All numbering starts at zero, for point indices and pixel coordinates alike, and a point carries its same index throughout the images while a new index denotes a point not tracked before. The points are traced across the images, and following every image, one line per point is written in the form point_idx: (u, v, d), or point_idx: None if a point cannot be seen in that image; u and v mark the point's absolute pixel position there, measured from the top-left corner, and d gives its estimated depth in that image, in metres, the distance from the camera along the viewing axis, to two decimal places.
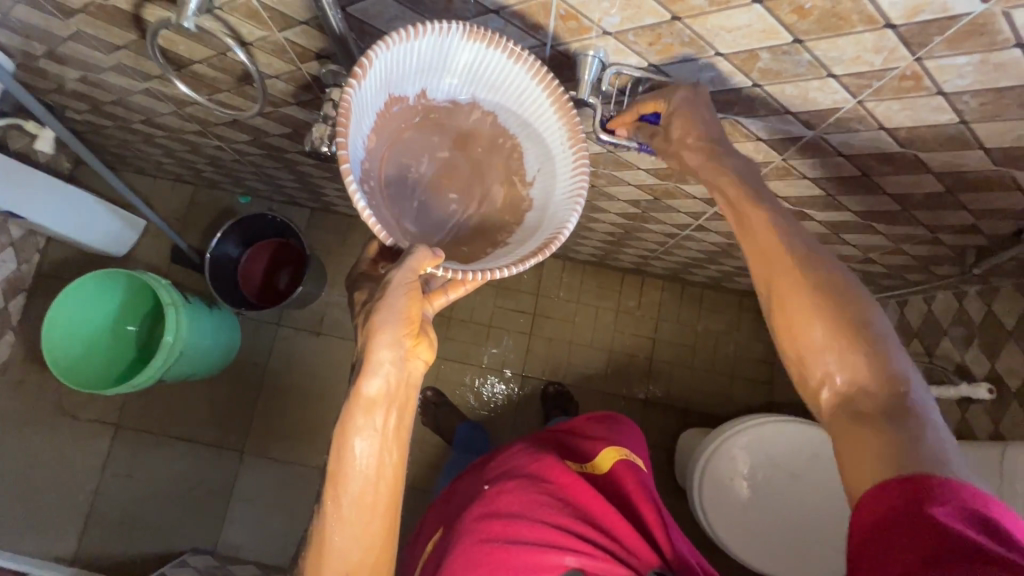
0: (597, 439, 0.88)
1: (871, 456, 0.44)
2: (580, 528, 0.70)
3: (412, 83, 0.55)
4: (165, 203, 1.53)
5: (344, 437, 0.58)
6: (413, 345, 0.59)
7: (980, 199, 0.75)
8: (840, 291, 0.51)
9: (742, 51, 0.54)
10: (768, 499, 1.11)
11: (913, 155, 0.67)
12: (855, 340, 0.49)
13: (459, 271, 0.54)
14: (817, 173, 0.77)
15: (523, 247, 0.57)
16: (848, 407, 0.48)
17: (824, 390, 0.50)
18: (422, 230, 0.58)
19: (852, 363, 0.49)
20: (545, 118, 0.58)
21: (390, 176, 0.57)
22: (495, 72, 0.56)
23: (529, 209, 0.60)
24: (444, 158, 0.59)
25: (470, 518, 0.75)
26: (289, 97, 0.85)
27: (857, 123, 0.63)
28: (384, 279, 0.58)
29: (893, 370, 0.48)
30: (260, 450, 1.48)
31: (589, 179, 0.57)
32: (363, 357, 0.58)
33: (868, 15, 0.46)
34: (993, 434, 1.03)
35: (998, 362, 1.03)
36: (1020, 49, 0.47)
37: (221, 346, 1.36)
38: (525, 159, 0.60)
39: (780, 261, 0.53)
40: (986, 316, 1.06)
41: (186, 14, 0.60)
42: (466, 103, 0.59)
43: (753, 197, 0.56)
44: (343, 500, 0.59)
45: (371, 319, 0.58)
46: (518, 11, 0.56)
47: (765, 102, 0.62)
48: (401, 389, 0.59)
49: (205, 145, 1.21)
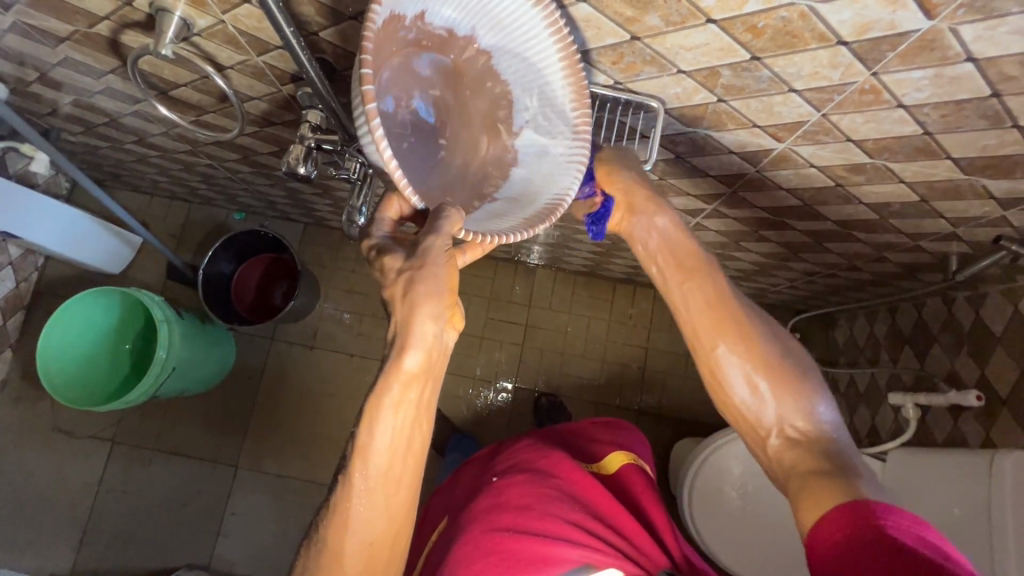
0: (607, 444, 0.87)
1: (814, 489, 0.50)
2: (594, 524, 0.67)
3: (416, 2, 0.49)
4: (160, 220, 1.55)
5: (374, 410, 0.51)
6: (451, 317, 0.53)
7: (955, 207, 0.75)
8: (762, 336, 0.59)
9: (704, 68, 0.55)
10: (758, 509, 1.10)
11: (883, 165, 0.67)
12: (781, 380, 0.57)
13: (478, 235, 0.54)
14: (792, 184, 0.78)
15: (520, 208, 0.59)
16: (796, 450, 0.54)
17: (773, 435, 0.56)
18: (416, 176, 0.55)
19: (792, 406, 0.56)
20: (551, 67, 0.54)
21: (385, 110, 0.52)
22: (506, 11, 0.51)
23: (516, 162, 0.60)
24: (433, 97, 0.56)
25: (481, 509, 0.72)
26: (272, 117, 0.87)
27: (825, 135, 0.63)
28: (421, 244, 0.53)
29: (811, 407, 0.56)
30: (254, 465, 1.49)
31: (591, 144, 0.58)
32: (402, 328, 0.51)
33: (820, 32, 0.47)
34: (984, 441, 1.02)
35: (987, 369, 1.02)
36: (973, 63, 0.47)
37: (213, 363, 1.38)
38: (517, 107, 0.58)
39: (707, 300, 0.61)
40: (976, 322, 1.05)
41: (164, 42, 0.63)
42: (462, 36, 0.54)
43: (684, 242, 0.63)
44: (368, 476, 0.53)
45: (413, 288, 0.51)
46: None
47: (732, 117, 0.63)
48: (439, 362, 0.53)
49: (197, 164, 1.23)
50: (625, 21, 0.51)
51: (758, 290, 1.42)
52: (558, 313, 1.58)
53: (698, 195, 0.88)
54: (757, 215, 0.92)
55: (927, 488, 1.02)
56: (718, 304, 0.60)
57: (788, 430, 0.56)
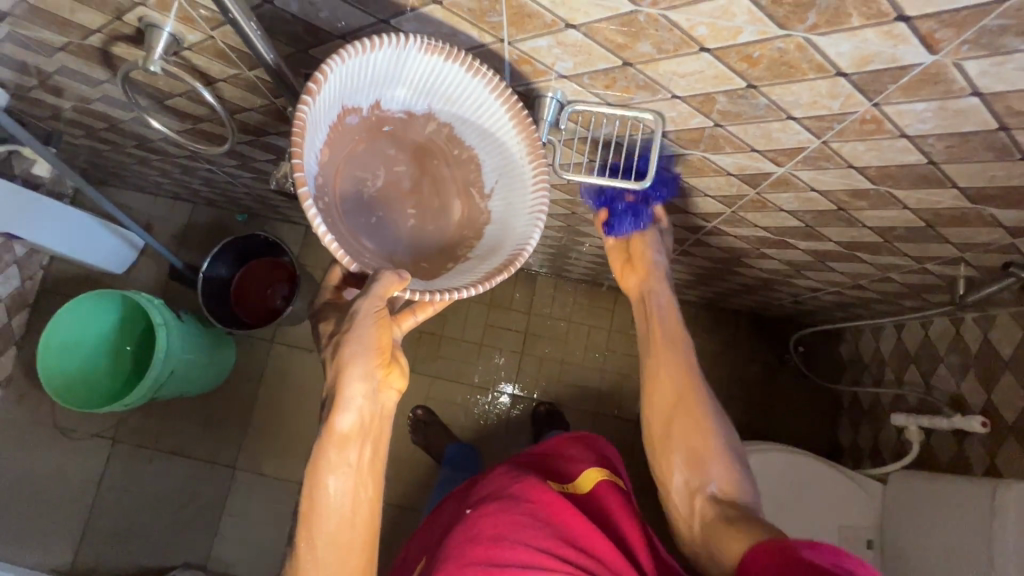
0: (582, 461, 0.86)
1: (738, 546, 0.61)
2: (566, 551, 0.67)
3: (366, 95, 0.54)
4: (163, 220, 1.56)
5: (316, 474, 0.57)
6: (385, 375, 0.58)
7: (962, 233, 0.73)
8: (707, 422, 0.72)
9: (698, 94, 0.53)
10: None
11: (886, 191, 0.65)
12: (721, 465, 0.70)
13: (424, 294, 0.54)
14: (792, 207, 0.76)
15: (485, 265, 0.58)
16: (719, 510, 0.66)
17: (697, 496, 0.69)
18: (382, 247, 0.59)
19: (716, 480, 0.69)
20: (502, 129, 0.57)
21: (346, 191, 0.57)
22: (452, 85, 0.55)
23: (488, 223, 0.61)
24: (399, 172, 0.60)
25: (453, 542, 0.71)
26: (267, 127, 0.86)
27: (825, 161, 0.61)
28: (351, 310, 0.58)
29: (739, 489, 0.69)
30: (252, 467, 1.50)
31: (549, 196, 0.57)
32: (335, 392, 0.57)
33: (818, 64, 0.45)
34: (989, 468, 1.00)
35: (994, 393, 1.00)
36: (978, 98, 0.45)
37: (213, 364, 1.38)
38: (484, 170, 0.60)
39: (676, 387, 0.73)
40: (983, 344, 1.03)
41: (153, 58, 0.63)
42: (421, 115, 0.58)
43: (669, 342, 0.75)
44: (318, 537, 0.58)
45: (340, 353, 0.57)
46: (492, 50, 0.55)
47: (729, 141, 0.61)
48: (375, 420, 0.58)
49: (198, 168, 1.23)
50: (616, 47, 0.49)
51: (761, 303, 1.39)
52: (558, 321, 1.56)
53: (696, 214, 0.87)
54: (757, 234, 0.90)
55: (929, 513, 0.99)
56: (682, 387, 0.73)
57: (705, 490, 0.69)
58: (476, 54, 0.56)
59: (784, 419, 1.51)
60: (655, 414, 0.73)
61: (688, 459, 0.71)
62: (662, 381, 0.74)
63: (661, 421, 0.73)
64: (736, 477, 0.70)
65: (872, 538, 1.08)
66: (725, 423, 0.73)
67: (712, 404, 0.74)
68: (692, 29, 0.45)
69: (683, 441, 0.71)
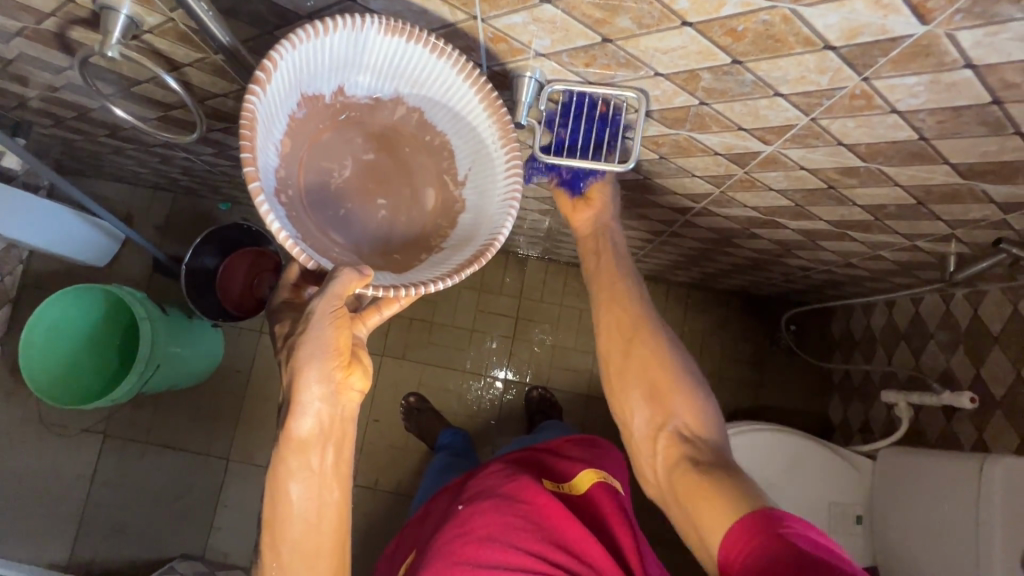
0: (577, 460, 0.86)
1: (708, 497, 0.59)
2: (556, 555, 0.67)
3: (327, 81, 0.53)
4: (144, 211, 1.52)
5: (279, 481, 0.59)
6: (344, 377, 0.58)
7: (952, 210, 0.71)
8: (669, 364, 0.71)
9: (682, 71, 0.51)
10: None
11: (877, 169, 0.64)
12: (680, 391, 0.70)
13: (390, 289, 0.52)
14: (782, 186, 0.74)
15: (456, 256, 0.56)
16: (679, 450, 0.66)
17: (659, 437, 0.69)
18: (351, 242, 0.57)
19: (680, 416, 0.69)
20: (473, 114, 0.55)
21: (310, 184, 0.55)
22: (417, 66, 0.53)
23: (462, 211, 0.59)
24: (368, 161, 0.58)
25: (443, 539, 0.72)
26: (240, 113, 0.83)
27: (815, 139, 0.59)
28: (307, 310, 0.57)
29: (703, 425, 0.68)
30: (246, 458, 1.49)
31: (523, 182, 0.56)
32: (291, 400, 0.57)
33: (805, 37, 0.43)
34: (977, 442, 1.01)
35: (983, 369, 1.00)
36: (971, 70, 0.43)
37: (200, 356, 1.37)
38: (457, 157, 0.58)
39: (636, 326, 0.72)
40: (973, 319, 1.03)
41: (111, 43, 0.58)
42: (389, 100, 0.56)
43: (622, 276, 0.74)
44: (281, 542, 0.60)
45: (296, 355, 0.57)
46: (455, 30, 0.53)
47: (716, 120, 0.59)
48: (335, 424, 0.59)
49: (175, 157, 1.20)
50: (595, 23, 0.47)
51: (751, 282, 1.38)
52: (550, 305, 1.55)
53: (685, 195, 0.85)
54: (747, 214, 0.89)
55: (917, 490, 1.00)
56: (637, 327, 0.72)
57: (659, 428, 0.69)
58: (447, 33, 0.54)
59: (777, 397, 1.51)
60: (612, 357, 0.72)
61: (652, 394, 0.70)
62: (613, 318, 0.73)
63: (617, 368, 0.72)
64: (697, 405, 0.69)
65: (861, 515, 1.10)
66: (687, 360, 0.73)
67: (667, 340, 0.73)
68: (672, 2, 0.42)
69: (642, 379, 0.71)
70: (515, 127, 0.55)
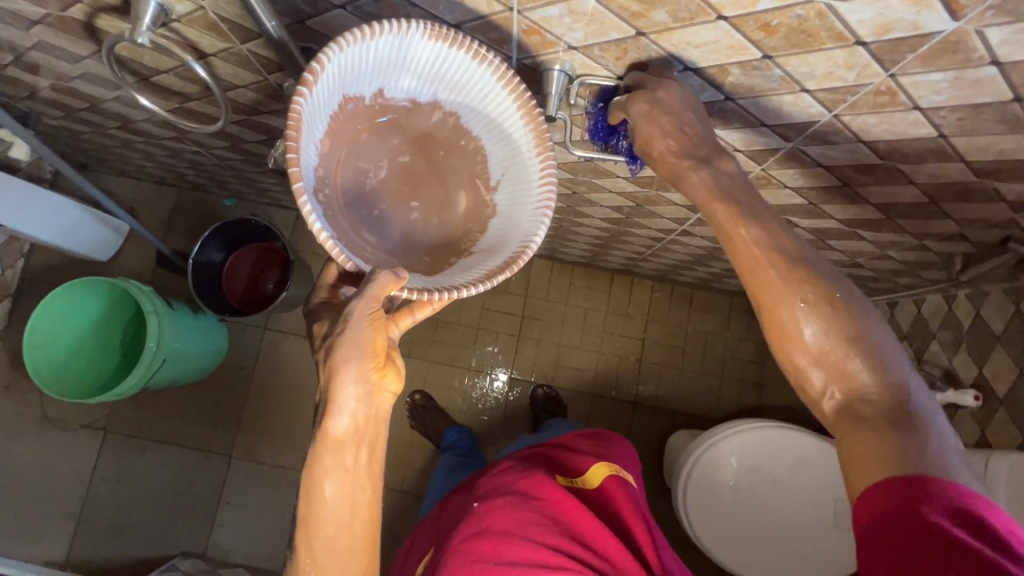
0: (587, 453, 0.87)
1: (874, 460, 0.44)
2: (574, 549, 0.67)
3: (369, 82, 0.53)
4: (148, 206, 1.51)
5: (314, 479, 0.59)
6: (379, 379, 0.59)
7: (965, 208, 0.73)
8: (840, 309, 0.48)
9: (712, 66, 0.52)
10: (753, 505, 1.11)
11: (893, 167, 0.65)
12: (854, 348, 0.48)
13: (424, 293, 0.52)
14: (798, 183, 0.75)
15: (486, 262, 0.56)
16: (851, 413, 0.47)
17: (825, 400, 0.49)
18: (385, 242, 0.57)
19: (857, 372, 0.47)
20: (510, 120, 0.56)
21: (346, 184, 0.56)
22: (458, 72, 0.54)
23: (493, 217, 0.59)
24: (402, 163, 0.59)
25: (460, 536, 0.71)
26: (258, 105, 0.84)
27: (835, 136, 0.61)
28: (345, 310, 0.58)
29: (893, 380, 0.46)
30: (248, 455, 1.48)
31: (556, 186, 0.57)
32: (327, 397, 0.58)
33: (837, 32, 0.44)
34: (980, 440, 1.03)
35: (986, 368, 1.02)
36: (996, 67, 0.45)
37: (207, 351, 1.36)
38: (490, 161, 0.59)
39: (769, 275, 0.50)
40: (975, 320, 1.05)
41: (141, 30, 0.57)
42: (427, 103, 0.57)
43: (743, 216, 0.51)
44: (315, 538, 0.60)
45: (333, 356, 0.57)
46: (483, 24, 0.54)
47: (739, 114, 0.60)
48: (370, 425, 0.59)
49: (184, 151, 1.19)
50: (630, 16, 0.48)
51: None
52: (555, 304, 1.56)
53: None
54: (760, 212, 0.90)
55: None
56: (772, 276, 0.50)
57: (831, 378, 0.48)
58: (479, 24, 0.55)
59: (781, 397, 1.53)
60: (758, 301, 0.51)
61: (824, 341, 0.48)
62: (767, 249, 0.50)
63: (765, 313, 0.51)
64: (889, 361, 0.47)
65: None
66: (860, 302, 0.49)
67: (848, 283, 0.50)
68: None
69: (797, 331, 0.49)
70: (550, 136, 0.56)
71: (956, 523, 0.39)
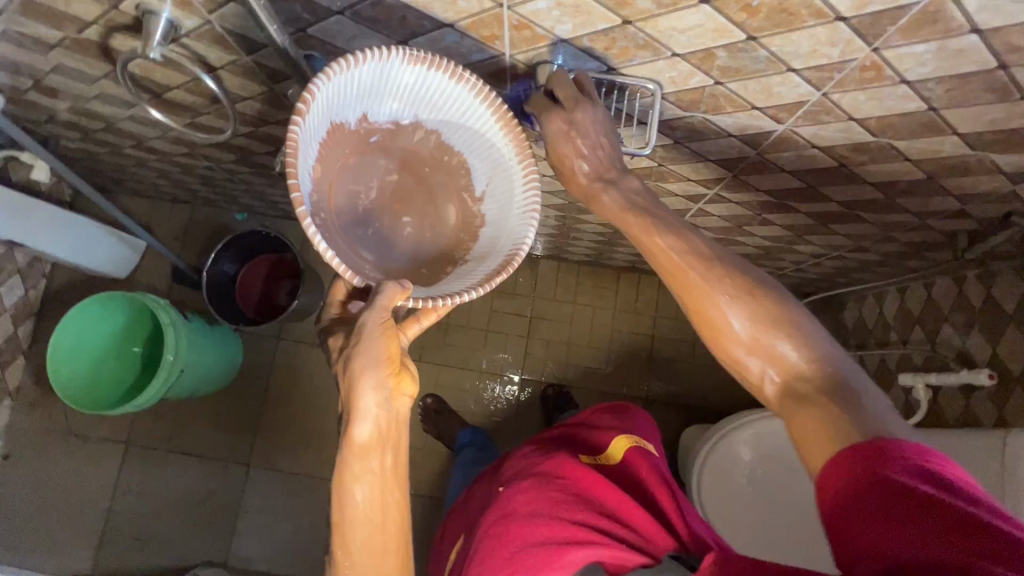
0: (609, 429, 0.86)
1: (827, 441, 0.45)
2: (603, 523, 0.67)
3: (354, 109, 0.55)
4: (163, 223, 1.56)
5: (343, 484, 0.60)
6: (396, 383, 0.61)
7: (963, 183, 0.73)
8: (761, 293, 0.53)
9: (699, 50, 0.54)
10: (772, 490, 1.11)
11: (887, 144, 0.66)
12: (783, 330, 0.51)
13: (426, 301, 0.55)
14: (795, 166, 0.76)
15: (481, 268, 0.59)
16: (792, 393, 0.50)
17: (767, 385, 0.52)
18: (380, 258, 0.60)
19: (784, 353, 0.51)
20: (491, 134, 0.58)
21: (341, 207, 0.58)
22: (437, 92, 0.56)
23: (483, 226, 0.62)
24: (392, 181, 0.62)
25: (491, 519, 0.72)
26: (265, 115, 0.87)
27: (826, 115, 0.62)
28: (359, 322, 0.59)
29: (819, 351, 0.50)
30: (267, 462, 1.51)
31: (541, 193, 0.59)
32: (349, 405, 0.60)
33: (817, 9, 0.46)
34: (997, 421, 1.01)
35: (1000, 347, 1.01)
36: (977, 34, 0.46)
37: (222, 361, 1.38)
38: (475, 175, 0.62)
39: (684, 268, 0.55)
40: (986, 299, 1.04)
41: (152, 44, 0.62)
42: (409, 123, 0.60)
43: (646, 217, 0.57)
44: (351, 543, 0.62)
45: (352, 365, 0.59)
46: (471, 22, 0.56)
47: (730, 99, 0.62)
48: (392, 427, 0.61)
49: (196, 167, 1.23)
50: (616, 5, 0.49)
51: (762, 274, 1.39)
52: (562, 304, 1.57)
53: (697, 181, 0.87)
54: (759, 199, 0.90)
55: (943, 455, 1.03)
56: (689, 272, 0.55)
57: (767, 365, 0.52)
58: (470, 23, 0.57)
59: None
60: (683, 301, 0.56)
61: (754, 329, 0.52)
62: (679, 249, 0.55)
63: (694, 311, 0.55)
64: (814, 335, 0.51)
65: None
66: (773, 284, 0.54)
67: (766, 277, 0.55)
68: None
69: (721, 320, 0.53)
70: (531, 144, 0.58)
71: (917, 477, 0.39)
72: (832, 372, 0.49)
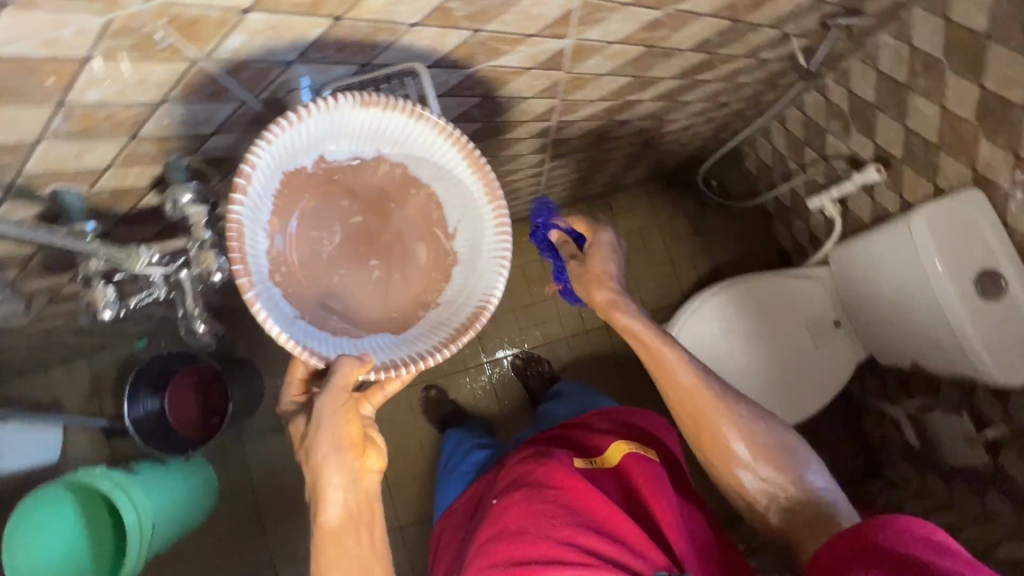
0: (612, 432, 0.84)
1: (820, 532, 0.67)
2: (589, 539, 0.66)
3: (307, 153, 0.50)
4: (64, 389, 1.44)
5: None
6: (363, 462, 0.57)
7: (767, 12, 0.72)
8: (765, 445, 0.72)
9: (431, 11, 0.49)
10: (754, 350, 1.16)
11: (674, 11, 0.63)
12: (782, 468, 0.71)
13: (389, 369, 0.51)
14: (609, 68, 0.73)
15: (449, 321, 0.54)
16: (792, 514, 0.70)
17: (772, 510, 0.71)
18: (356, 318, 0.54)
19: (776, 485, 0.71)
20: (456, 169, 0.54)
21: (303, 258, 0.52)
22: (396, 130, 0.52)
23: (455, 267, 0.56)
24: (356, 225, 0.54)
25: (482, 537, 0.71)
26: (69, 258, 0.77)
27: (599, 12, 0.58)
28: (314, 406, 0.55)
29: (804, 477, 0.71)
30: (291, 557, 1.47)
31: (510, 236, 0.55)
32: (314, 494, 0.57)
33: None
34: (901, 205, 1.05)
35: (878, 137, 1.03)
36: None
37: (198, 502, 1.24)
38: (446, 212, 0.56)
39: (697, 390, 0.74)
40: (850, 99, 1.05)
41: None
42: (371, 159, 0.53)
43: (665, 344, 0.76)
44: None
45: (312, 454, 0.56)
46: (185, 87, 0.49)
47: (499, 40, 0.57)
48: (362, 507, 0.58)
49: (56, 326, 1.13)
50: (311, 8, 0.44)
51: (655, 163, 1.37)
52: None
53: (531, 119, 0.82)
54: (602, 107, 0.87)
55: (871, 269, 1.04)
56: (699, 390, 0.74)
57: (761, 480, 0.71)
58: (187, 88, 0.50)
59: (731, 251, 1.54)
60: (679, 408, 0.75)
61: (755, 453, 0.72)
62: (690, 382, 0.74)
63: (690, 417, 0.74)
64: (800, 469, 0.72)
65: (839, 321, 1.19)
66: (762, 416, 0.74)
67: (774, 425, 0.74)
68: None
69: (717, 425, 0.73)
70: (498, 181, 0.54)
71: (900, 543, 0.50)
72: (816, 496, 0.70)
